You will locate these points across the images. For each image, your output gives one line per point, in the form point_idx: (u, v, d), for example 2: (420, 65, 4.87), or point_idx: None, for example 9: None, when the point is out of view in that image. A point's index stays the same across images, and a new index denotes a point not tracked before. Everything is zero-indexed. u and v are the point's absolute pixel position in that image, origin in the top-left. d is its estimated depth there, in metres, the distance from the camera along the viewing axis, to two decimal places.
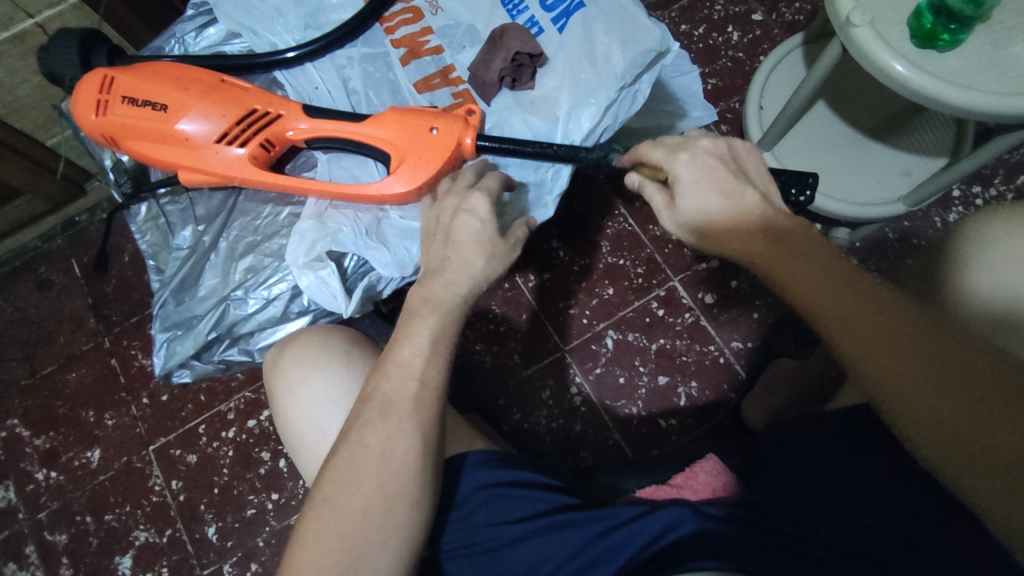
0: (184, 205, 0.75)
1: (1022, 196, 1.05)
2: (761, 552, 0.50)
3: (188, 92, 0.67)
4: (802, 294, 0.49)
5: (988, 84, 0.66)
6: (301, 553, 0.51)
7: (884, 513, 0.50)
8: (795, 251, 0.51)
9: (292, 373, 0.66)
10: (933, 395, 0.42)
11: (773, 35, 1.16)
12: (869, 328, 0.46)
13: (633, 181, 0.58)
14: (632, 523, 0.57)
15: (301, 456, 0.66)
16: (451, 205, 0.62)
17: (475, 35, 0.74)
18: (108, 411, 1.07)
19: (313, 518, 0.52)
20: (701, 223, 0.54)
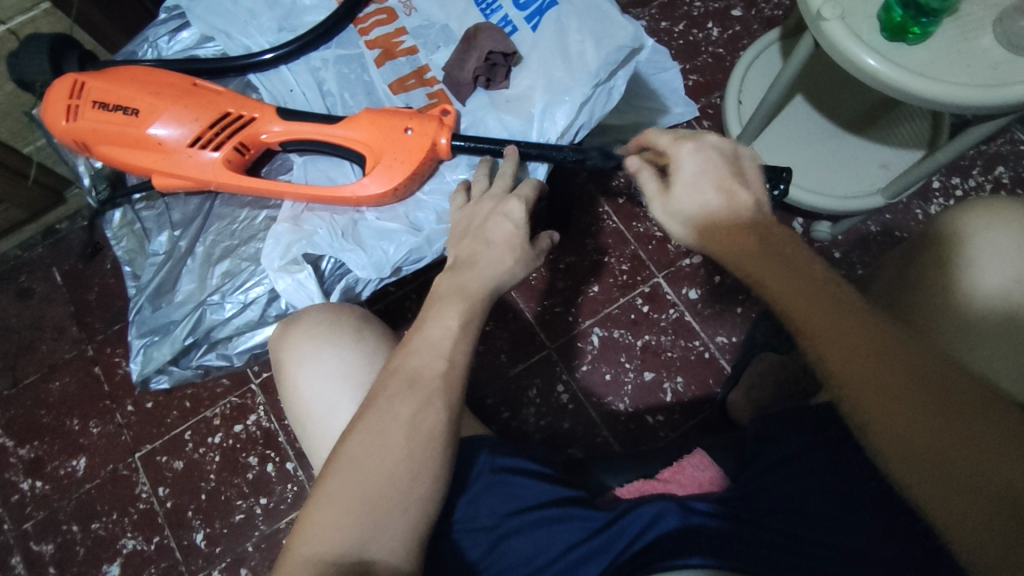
0: (159, 210, 0.75)
1: (1000, 187, 1.06)
2: (739, 545, 0.53)
3: (160, 96, 0.67)
4: (790, 303, 0.46)
5: (958, 75, 0.67)
6: (317, 511, 0.49)
7: (848, 505, 0.53)
8: (782, 258, 0.48)
9: (303, 346, 0.63)
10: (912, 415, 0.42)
11: (752, 30, 1.17)
12: (858, 344, 0.44)
13: (630, 165, 0.54)
14: (621, 519, 0.58)
15: (305, 432, 0.63)
16: (487, 206, 0.62)
17: (450, 35, 0.74)
18: (93, 419, 1.06)
19: (333, 476, 0.50)
20: (692, 217, 0.51)
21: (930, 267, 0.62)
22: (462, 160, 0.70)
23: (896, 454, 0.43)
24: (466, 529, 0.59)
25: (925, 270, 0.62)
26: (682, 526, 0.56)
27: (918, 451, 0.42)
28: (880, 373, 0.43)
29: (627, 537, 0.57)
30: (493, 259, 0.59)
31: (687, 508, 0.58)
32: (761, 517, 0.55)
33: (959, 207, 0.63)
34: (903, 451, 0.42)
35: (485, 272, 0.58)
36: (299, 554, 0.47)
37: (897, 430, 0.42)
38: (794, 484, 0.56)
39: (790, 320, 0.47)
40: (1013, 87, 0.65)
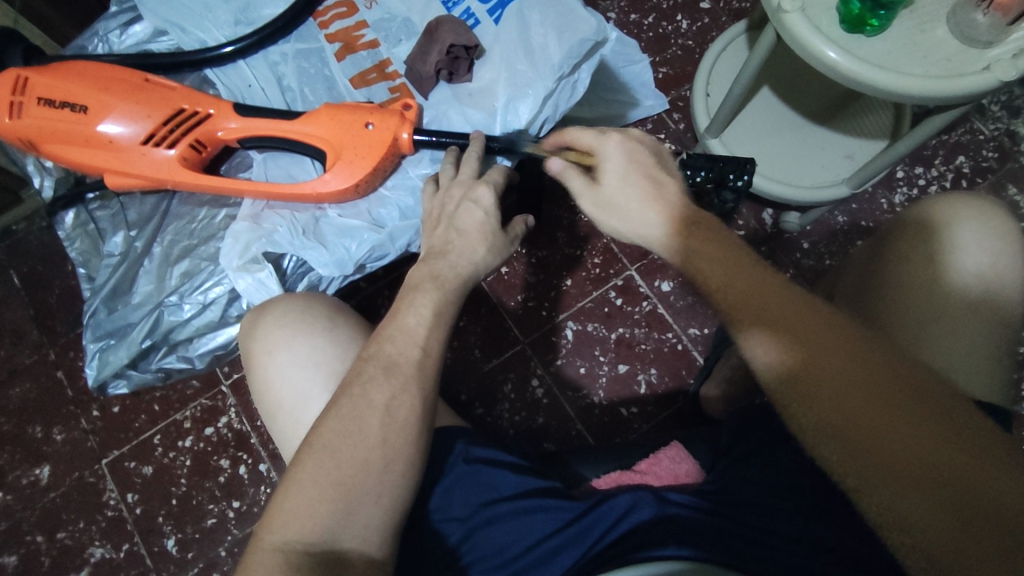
0: (114, 210, 0.73)
1: (961, 177, 1.08)
2: (719, 538, 0.52)
3: (110, 92, 0.65)
4: (745, 305, 0.47)
5: (914, 67, 0.68)
6: (287, 499, 0.47)
7: (799, 493, 0.55)
8: (741, 262, 0.49)
9: (274, 335, 0.61)
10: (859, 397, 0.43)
11: (721, 22, 1.18)
12: (803, 328, 0.45)
13: (555, 165, 0.57)
14: (595, 509, 0.57)
15: (275, 423, 0.61)
16: (455, 195, 0.62)
17: (412, 28, 0.73)
18: (56, 426, 1.03)
19: (306, 463, 0.48)
20: (621, 207, 0.54)
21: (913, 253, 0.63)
22: (425, 156, 0.70)
23: (837, 435, 0.43)
24: (440, 519, 0.59)
25: (905, 256, 0.63)
26: (656, 515, 0.55)
27: (872, 458, 0.42)
28: (833, 377, 0.44)
29: (599, 529, 0.56)
30: (462, 251, 0.59)
31: (661, 497, 0.57)
32: (734, 510, 0.55)
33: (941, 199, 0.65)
34: (853, 458, 0.42)
35: (457, 260, 0.59)
36: (269, 542, 0.46)
37: (850, 438, 0.43)
38: (761, 472, 0.58)
39: (741, 325, 0.47)
40: (966, 78, 0.66)
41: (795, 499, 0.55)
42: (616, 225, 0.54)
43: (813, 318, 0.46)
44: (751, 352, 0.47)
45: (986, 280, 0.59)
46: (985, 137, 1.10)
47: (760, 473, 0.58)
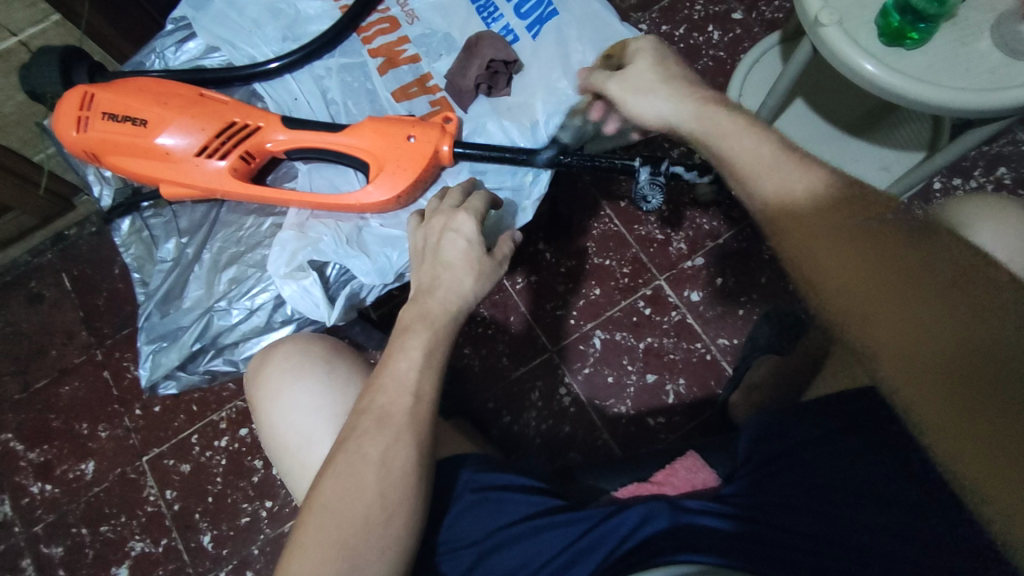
0: (167, 218, 0.75)
1: (1001, 189, 1.06)
2: (747, 543, 0.54)
3: (167, 107, 0.68)
4: (845, 283, 0.44)
5: (955, 79, 0.67)
6: (292, 562, 0.50)
7: (866, 497, 0.53)
8: (848, 235, 0.45)
9: (275, 381, 0.65)
10: (929, 338, 0.39)
11: (753, 33, 1.18)
12: (864, 274, 0.43)
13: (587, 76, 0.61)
14: (607, 519, 0.58)
15: (284, 467, 0.64)
16: (439, 224, 0.62)
17: (451, 43, 0.75)
18: (101, 423, 1.07)
19: (309, 523, 0.51)
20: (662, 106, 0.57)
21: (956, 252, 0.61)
22: (464, 167, 0.72)
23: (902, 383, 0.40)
24: (449, 551, 0.60)
25: None
26: (672, 525, 0.57)
27: (975, 432, 0.37)
28: (929, 345, 0.39)
29: (618, 537, 0.57)
30: (449, 284, 0.59)
31: (675, 505, 0.58)
32: (762, 514, 0.56)
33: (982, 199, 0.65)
34: (938, 411, 0.38)
35: (446, 295, 0.59)
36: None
37: (966, 428, 0.37)
38: (814, 472, 0.57)
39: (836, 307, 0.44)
40: (1011, 91, 0.65)
41: (860, 504, 0.53)
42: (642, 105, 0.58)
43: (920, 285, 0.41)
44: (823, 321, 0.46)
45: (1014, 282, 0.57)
46: None
47: (801, 476, 0.57)
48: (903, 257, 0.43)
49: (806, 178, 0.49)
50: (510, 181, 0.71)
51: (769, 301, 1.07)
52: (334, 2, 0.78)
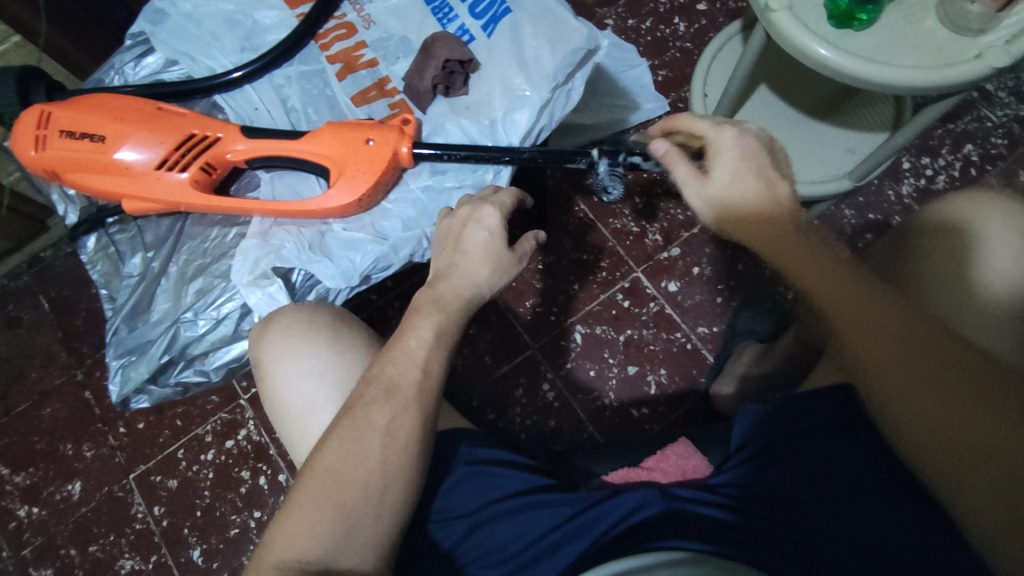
0: (133, 233, 0.76)
1: (969, 166, 1.07)
2: (741, 535, 0.54)
3: (125, 122, 0.68)
4: (902, 400, 0.48)
5: (904, 58, 0.68)
6: (288, 521, 0.50)
7: (859, 492, 0.54)
8: (901, 346, 0.48)
9: (279, 345, 0.64)
10: (922, 384, 0.47)
11: (718, 23, 1.19)
12: (869, 319, 0.50)
13: (660, 149, 0.57)
14: (602, 503, 0.59)
15: (285, 427, 0.65)
16: (469, 214, 0.61)
17: (408, 46, 0.76)
18: (86, 443, 1.07)
19: (306, 488, 0.51)
20: (730, 202, 0.55)
21: (947, 249, 0.65)
22: (425, 168, 0.72)
23: (897, 414, 0.48)
24: (441, 523, 0.60)
25: (938, 258, 0.65)
26: (665, 510, 0.58)
27: (955, 463, 0.46)
28: (922, 388, 0.47)
29: (609, 519, 0.58)
30: (465, 273, 0.59)
31: (666, 491, 0.59)
32: (759, 507, 0.56)
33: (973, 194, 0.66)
34: (930, 445, 0.47)
35: (460, 281, 0.59)
36: (269, 560, 0.49)
37: (951, 461, 0.46)
38: (817, 455, 0.57)
39: (894, 417, 0.49)
40: (959, 67, 0.66)
41: (853, 497, 0.54)
42: (717, 219, 0.56)
43: (913, 334, 0.48)
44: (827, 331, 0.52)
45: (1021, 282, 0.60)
46: (992, 124, 1.09)
47: (812, 469, 0.57)
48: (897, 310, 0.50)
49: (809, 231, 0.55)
50: (470, 179, 0.71)
51: (746, 287, 1.08)
52: (290, 10, 0.78)
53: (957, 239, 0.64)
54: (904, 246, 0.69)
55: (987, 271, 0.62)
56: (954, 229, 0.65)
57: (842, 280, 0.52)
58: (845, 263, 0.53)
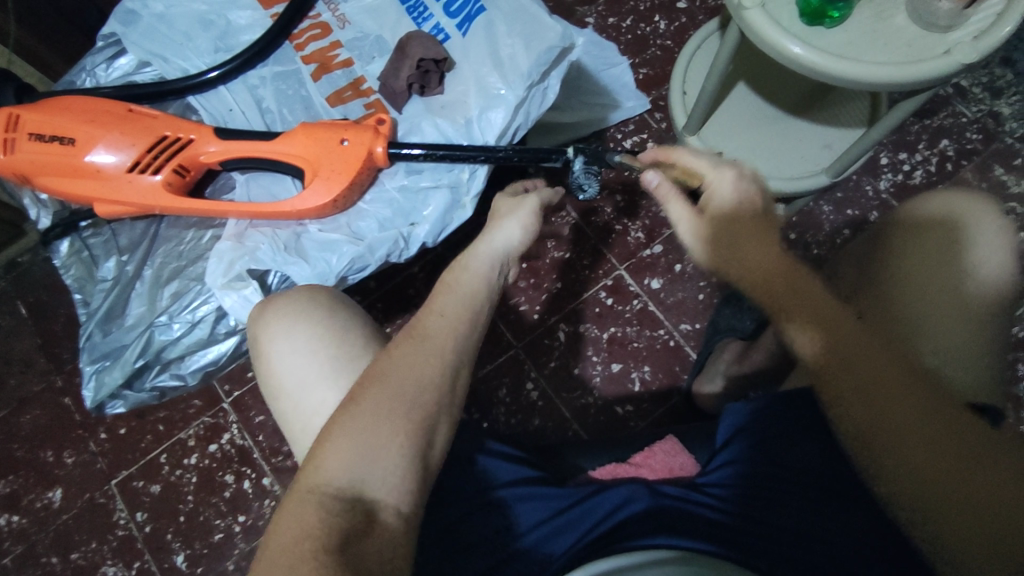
0: (106, 237, 0.75)
1: (945, 161, 1.08)
2: (736, 535, 0.54)
3: (95, 124, 0.68)
4: (876, 434, 0.49)
5: (875, 55, 0.69)
6: (325, 464, 0.50)
7: (836, 498, 0.55)
8: (880, 392, 0.50)
9: (276, 323, 0.63)
10: (891, 412, 0.49)
11: (698, 21, 1.19)
12: (845, 348, 0.51)
13: (654, 180, 0.58)
14: (587, 500, 0.59)
15: (279, 407, 0.62)
16: (507, 204, 0.66)
17: (384, 46, 0.76)
18: (66, 450, 1.06)
19: (337, 438, 0.51)
20: (728, 242, 0.54)
21: (917, 258, 0.65)
22: (401, 168, 0.72)
23: (867, 440, 0.50)
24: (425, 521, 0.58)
25: (910, 266, 0.65)
26: (649, 507, 0.57)
27: (917, 489, 0.48)
28: (891, 416, 0.49)
29: (590, 522, 0.58)
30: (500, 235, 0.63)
31: (653, 488, 0.59)
32: (754, 509, 0.55)
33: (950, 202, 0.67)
34: (893, 471, 0.49)
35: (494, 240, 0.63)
36: (301, 488, 0.49)
37: (912, 487, 0.48)
38: (799, 458, 0.58)
39: (875, 465, 0.50)
40: (928, 63, 0.67)
41: (831, 504, 0.55)
42: (712, 260, 0.55)
43: (885, 364, 0.51)
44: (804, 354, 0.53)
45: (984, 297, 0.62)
46: (967, 120, 1.10)
47: (797, 473, 0.57)
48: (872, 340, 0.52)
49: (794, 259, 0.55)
50: (446, 178, 0.71)
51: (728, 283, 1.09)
52: (264, 10, 0.77)
53: (927, 248, 0.65)
54: (877, 247, 0.68)
55: (957, 282, 0.63)
56: (926, 240, 0.65)
57: (822, 308, 0.52)
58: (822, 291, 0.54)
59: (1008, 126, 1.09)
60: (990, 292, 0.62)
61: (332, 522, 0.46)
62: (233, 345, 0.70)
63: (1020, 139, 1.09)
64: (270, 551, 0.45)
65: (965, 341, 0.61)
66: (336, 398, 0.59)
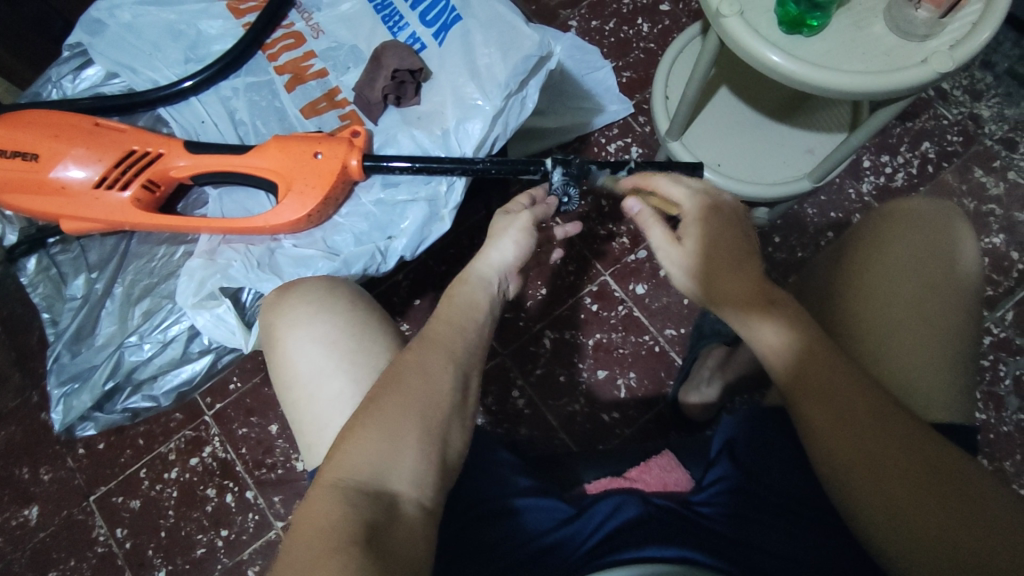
0: (75, 253, 0.75)
1: (926, 163, 1.09)
2: (731, 550, 0.52)
3: (60, 140, 0.66)
4: (838, 447, 0.50)
5: (853, 64, 0.69)
6: (349, 450, 0.46)
7: (813, 518, 0.55)
8: (844, 406, 0.50)
9: (297, 311, 0.61)
10: (856, 427, 0.50)
11: (681, 24, 1.18)
12: (811, 363, 0.52)
13: (636, 207, 0.62)
14: (584, 511, 0.57)
15: (290, 397, 0.59)
16: (499, 221, 0.64)
17: (359, 55, 0.74)
18: (43, 466, 1.04)
19: (361, 428, 0.47)
20: (706, 271, 0.56)
21: (886, 272, 0.66)
22: (377, 181, 0.71)
23: (829, 454, 0.50)
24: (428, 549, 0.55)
25: (878, 280, 0.66)
26: (640, 515, 0.55)
27: (878, 504, 0.48)
28: (855, 432, 0.49)
29: (581, 538, 0.55)
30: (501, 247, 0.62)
31: (645, 498, 0.57)
32: (744, 530, 0.54)
33: (913, 217, 0.69)
34: (855, 485, 0.49)
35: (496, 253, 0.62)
36: (326, 480, 0.45)
37: (873, 502, 0.49)
38: (780, 478, 0.58)
39: (852, 496, 0.49)
40: (906, 72, 0.67)
41: (810, 524, 0.55)
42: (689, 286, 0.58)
43: (850, 379, 0.51)
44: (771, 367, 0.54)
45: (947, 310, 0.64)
46: (948, 122, 1.10)
47: (779, 493, 0.57)
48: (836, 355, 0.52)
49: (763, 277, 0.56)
50: (423, 191, 0.70)
51: None
52: (236, 19, 0.75)
53: (893, 262, 0.67)
54: (843, 263, 0.70)
55: (921, 296, 0.64)
56: (891, 255, 0.67)
57: (790, 323, 0.53)
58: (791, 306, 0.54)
59: (988, 129, 1.10)
60: (951, 312, 0.63)
61: (359, 513, 0.42)
62: (206, 365, 0.73)
63: (1000, 140, 1.09)
64: (295, 544, 0.40)
65: (935, 353, 0.62)
66: (351, 390, 0.56)
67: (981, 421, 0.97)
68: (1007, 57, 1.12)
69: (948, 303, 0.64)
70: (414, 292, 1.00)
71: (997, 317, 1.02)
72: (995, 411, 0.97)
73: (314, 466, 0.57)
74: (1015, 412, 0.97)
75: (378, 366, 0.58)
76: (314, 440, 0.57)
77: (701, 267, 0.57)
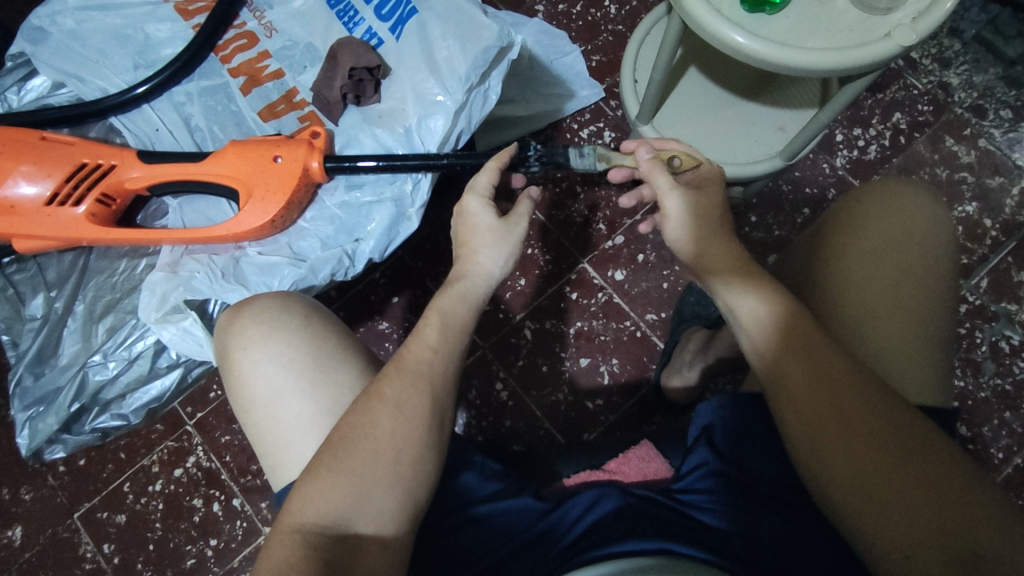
0: (33, 271, 0.74)
1: (898, 134, 1.09)
2: (718, 544, 0.52)
3: (7, 157, 0.64)
4: (816, 424, 0.50)
5: (816, 40, 0.68)
6: (313, 494, 0.46)
7: (796, 504, 0.55)
8: (823, 382, 0.50)
9: (250, 332, 0.59)
10: (834, 404, 0.50)
11: (649, 3, 1.17)
12: (790, 341, 0.53)
13: (648, 156, 0.64)
14: (559, 507, 0.57)
15: (250, 419, 0.58)
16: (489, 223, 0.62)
17: (315, 53, 0.72)
18: (24, 486, 1.02)
19: (322, 473, 0.47)
20: (693, 217, 0.62)
21: (864, 254, 0.66)
22: (340, 182, 0.69)
23: (807, 432, 0.50)
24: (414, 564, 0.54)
25: (856, 263, 0.66)
26: (620, 507, 0.55)
27: (856, 484, 0.48)
28: (833, 409, 0.50)
29: (563, 528, 0.55)
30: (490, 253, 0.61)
31: (624, 489, 0.57)
32: (736, 523, 0.54)
33: (888, 196, 0.69)
34: (832, 464, 0.49)
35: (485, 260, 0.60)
36: (289, 524, 0.45)
37: (851, 481, 0.48)
38: (763, 463, 0.57)
39: (840, 499, 0.48)
40: (870, 45, 0.66)
41: (801, 509, 0.54)
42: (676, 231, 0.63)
43: (829, 356, 0.51)
44: (752, 342, 0.55)
45: (921, 294, 0.64)
46: (919, 92, 1.10)
47: (764, 480, 0.56)
48: (815, 333, 0.53)
49: (736, 254, 0.59)
50: (389, 190, 0.68)
51: None
52: (184, 21, 0.73)
53: (870, 244, 0.67)
54: (820, 246, 0.70)
55: (896, 278, 0.65)
56: (867, 236, 0.67)
57: (771, 297, 0.55)
58: (770, 282, 0.56)
59: (957, 96, 1.10)
60: (929, 297, 0.64)
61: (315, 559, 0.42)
62: (175, 378, 0.73)
63: (969, 108, 1.09)
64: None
65: (913, 337, 0.62)
66: (313, 410, 0.56)
67: (960, 388, 0.98)
68: (974, 23, 1.12)
69: (925, 289, 0.64)
70: (392, 290, 0.98)
71: (972, 284, 1.03)
72: (973, 377, 0.98)
73: (279, 486, 0.57)
74: (993, 377, 0.98)
75: (340, 382, 0.57)
76: (277, 462, 0.56)
77: (690, 211, 0.62)
